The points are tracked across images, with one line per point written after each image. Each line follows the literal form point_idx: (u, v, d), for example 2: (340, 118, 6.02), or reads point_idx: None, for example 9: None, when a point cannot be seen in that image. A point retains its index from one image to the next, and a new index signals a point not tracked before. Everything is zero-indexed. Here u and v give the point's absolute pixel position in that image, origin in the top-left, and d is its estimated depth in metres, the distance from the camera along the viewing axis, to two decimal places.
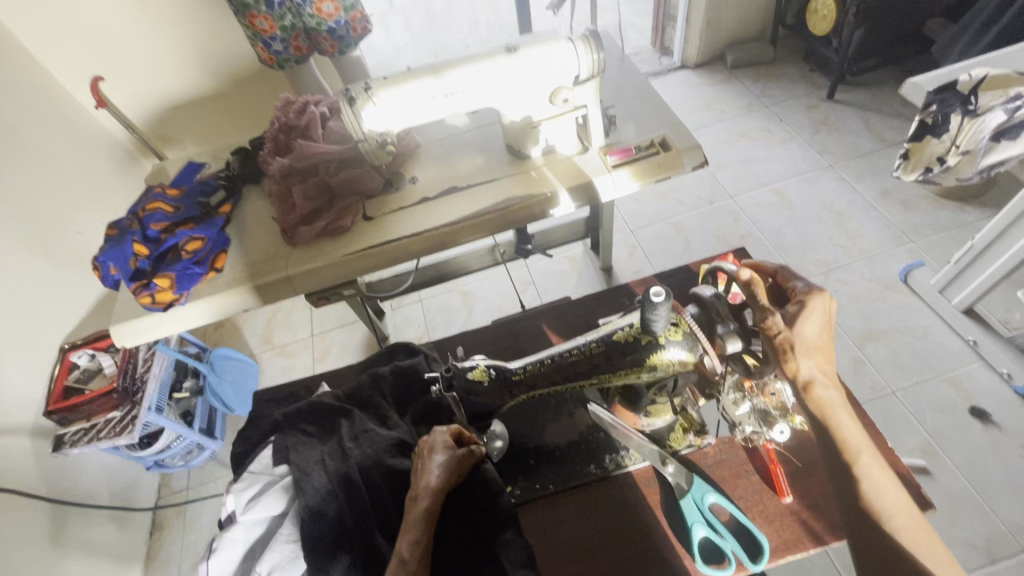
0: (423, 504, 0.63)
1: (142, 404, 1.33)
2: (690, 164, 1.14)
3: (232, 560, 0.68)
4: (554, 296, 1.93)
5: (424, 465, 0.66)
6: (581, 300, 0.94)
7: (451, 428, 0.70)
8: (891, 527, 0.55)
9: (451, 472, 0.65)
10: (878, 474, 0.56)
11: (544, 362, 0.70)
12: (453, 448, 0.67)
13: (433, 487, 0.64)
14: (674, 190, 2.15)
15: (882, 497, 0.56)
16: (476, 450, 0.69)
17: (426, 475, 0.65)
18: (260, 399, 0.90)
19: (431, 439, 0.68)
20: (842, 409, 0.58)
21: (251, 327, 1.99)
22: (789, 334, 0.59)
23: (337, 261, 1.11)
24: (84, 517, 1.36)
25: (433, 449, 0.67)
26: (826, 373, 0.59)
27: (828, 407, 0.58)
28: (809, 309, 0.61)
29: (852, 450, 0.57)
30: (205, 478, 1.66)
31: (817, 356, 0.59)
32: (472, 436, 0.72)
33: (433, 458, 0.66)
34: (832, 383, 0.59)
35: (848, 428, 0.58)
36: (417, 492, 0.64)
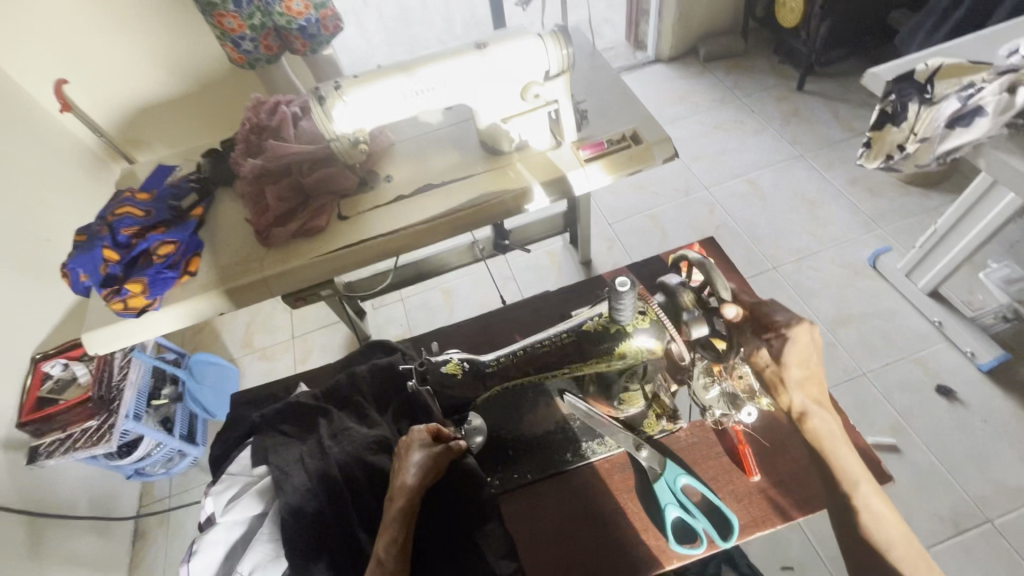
0: (401, 503, 0.63)
1: (120, 412, 1.33)
2: (661, 156, 1.16)
3: (212, 560, 0.69)
4: (535, 290, 1.95)
5: (402, 463, 0.65)
6: (556, 292, 0.95)
7: (431, 425, 0.68)
8: (891, 557, 0.60)
9: (431, 470, 0.65)
10: (876, 503, 0.62)
11: (516, 353, 0.71)
12: (434, 446, 0.66)
13: (409, 487, 0.63)
14: (650, 183, 2.18)
15: (882, 528, 0.61)
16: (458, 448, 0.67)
17: (403, 475, 0.64)
18: (238, 401, 0.90)
19: (410, 438, 0.66)
20: (838, 441, 0.64)
21: (230, 330, 1.97)
22: (778, 369, 0.62)
23: (315, 261, 1.11)
24: (63, 528, 1.34)
25: (411, 446, 0.65)
26: (821, 405, 0.64)
27: (824, 438, 0.64)
28: (791, 344, 0.61)
29: (850, 480, 0.63)
30: (189, 484, 1.64)
31: (813, 389, 0.63)
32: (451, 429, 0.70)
33: (413, 456, 0.64)
34: (829, 412, 0.64)
35: (844, 457, 0.64)
36: (394, 491, 0.64)
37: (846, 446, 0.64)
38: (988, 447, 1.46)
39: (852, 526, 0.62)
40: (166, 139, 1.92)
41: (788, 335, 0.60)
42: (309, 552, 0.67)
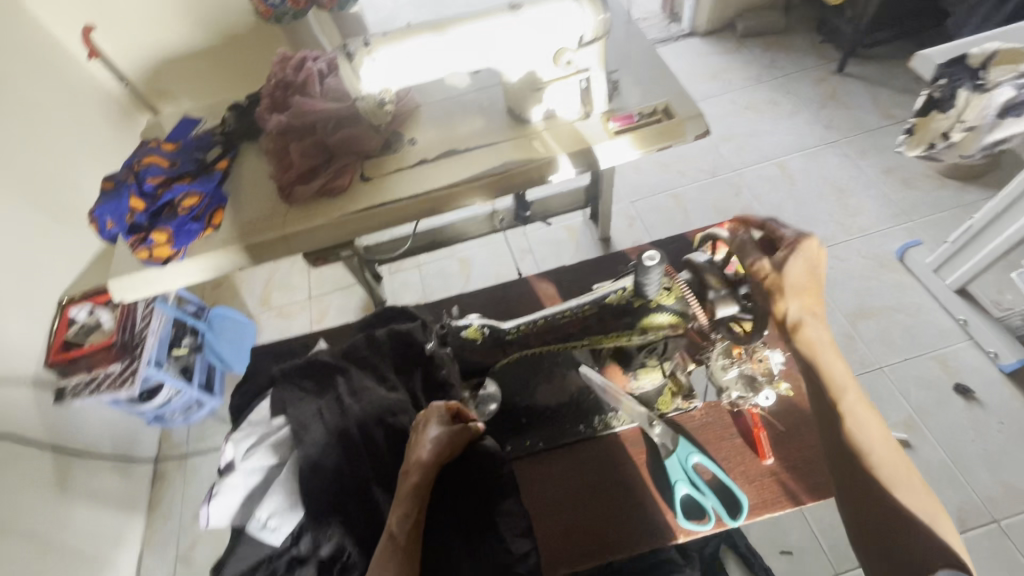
0: (414, 478, 0.65)
1: (142, 359, 1.37)
2: (692, 132, 1.12)
3: (231, 504, 0.71)
4: (552, 264, 1.94)
5: (419, 439, 0.67)
6: (576, 265, 0.94)
7: (449, 404, 0.71)
8: (872, 459, 0.63)
9: (446, 447, 0.66)
10: (860, 410, 0.65)
11: (537, 322, 0.73)
12: (450, 424, 0.68)
13: (424, 462, 0.65)
14: (676, 162, 2.13)
15: (866, 432, 0.63)
16: (475, 427, 0.69)
17: (419, 450, 0.66)
18: (259, 354, 0.92)
19: (427, 414, 0.69)
20: (830, 351, 0.67)
21: (248, 287, 1.99)
22: (779, 278, 0.65)
23: (335, 222, 1.10)
24: (86, 466, 1.40)
25: (428, 423, 0.68)
26: (817, 315, 0.67)
27: (817, 347, 0.66)
28: (798, 254, 0.65)
29: (837, 387, 0.66)
30: (206, 433, 1.68)
31: (808, 299, 0.66)
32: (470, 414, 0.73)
33: (428, 431, 0.67)
34: (821, 321, 0.67)
35: (834, 365, 0.66)
36: (409, 467, 0.66)
37: (836, 355, 0.67)
38: (1001, 449, 1.44)
39: (840, 436, 0.65)
40: (192, 92, 1.87)
41: (799, 246, 0.64)
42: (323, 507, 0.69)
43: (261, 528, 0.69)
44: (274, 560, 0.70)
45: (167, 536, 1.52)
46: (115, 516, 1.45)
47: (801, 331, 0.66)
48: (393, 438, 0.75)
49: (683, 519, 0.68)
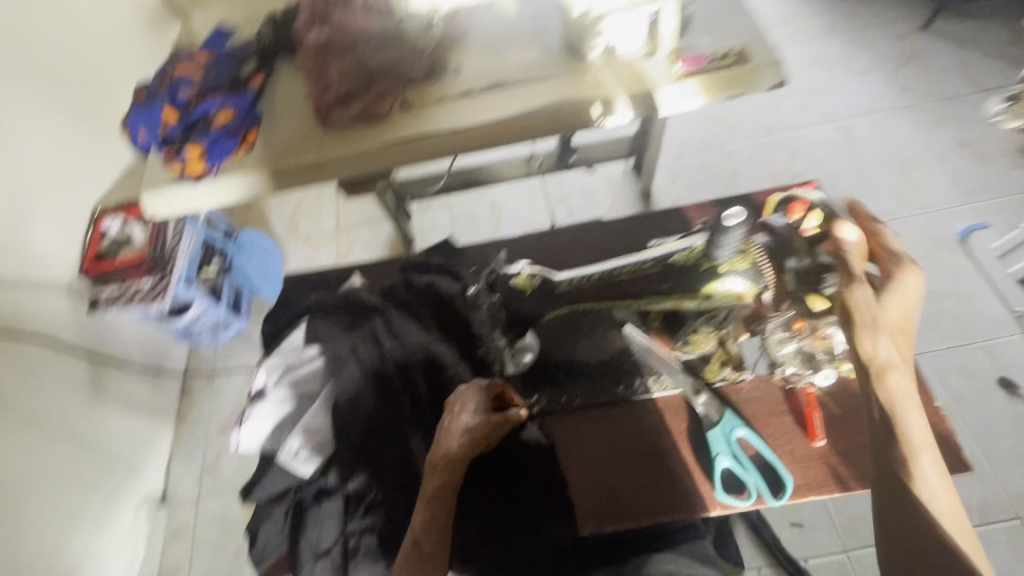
0: (443, 475, 0.63)
1: (173, 275, 1.39)
2: (769, 81, 1.01)
3: (261, 432, 0.71)
4: (586, 216, 1.86)
5: (449, 429, 0.65)
6: (630, 219, 0.88)
7: (493, 382, 0.69)
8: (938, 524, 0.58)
9: (478, 439, 0.64)
10: (930, 470, 0.59)
11: (592, 276, 0.68)
12: (485, 413, 0.66)
13: (450, 456, 0.63)
14: (730, 116, 1.98)
15: (935, 497, 0.58)
16: (519, 415, 0.67)
17: (448, 441, 0.64)
18: (291, 283, 0.89)
19: (462, 397, 0.67)
20: (909, 405, 0.61)
21: (277, 213, 1.97)
22: (876, 314, 0.61)
23: (372, 151, 1.03)
24: (119, 374, 1.43)
25: (463, 407, 0.66)
26: (902, 361, 0.62)
27: (897, 398, 0.61)
28: (893, 286, 0.64)
29: (912, 445, 0.60)
30: (232, 353, 1.71)
31: (902, 340, 0.63)
32: (514, 396, 0.71)
33: (462, 419, 0.65)
34: (905, 370, 0.62)
35: (911, 422, 0.60)
36: (437, 462, 0.64)
37: (916, 410, 0.61)
38: None
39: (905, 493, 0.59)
40: None
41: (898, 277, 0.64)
42: (356, 443, 0.69)
43: (292, 459, 0.69)
44: (301, 490, 0.71)
45: (194, 447, 1.58)
46: (146, 424, 1.50)
47: (882, 379, 0.61)
48: (430, 381, 0.74)
49: (723, 494, 0.66)
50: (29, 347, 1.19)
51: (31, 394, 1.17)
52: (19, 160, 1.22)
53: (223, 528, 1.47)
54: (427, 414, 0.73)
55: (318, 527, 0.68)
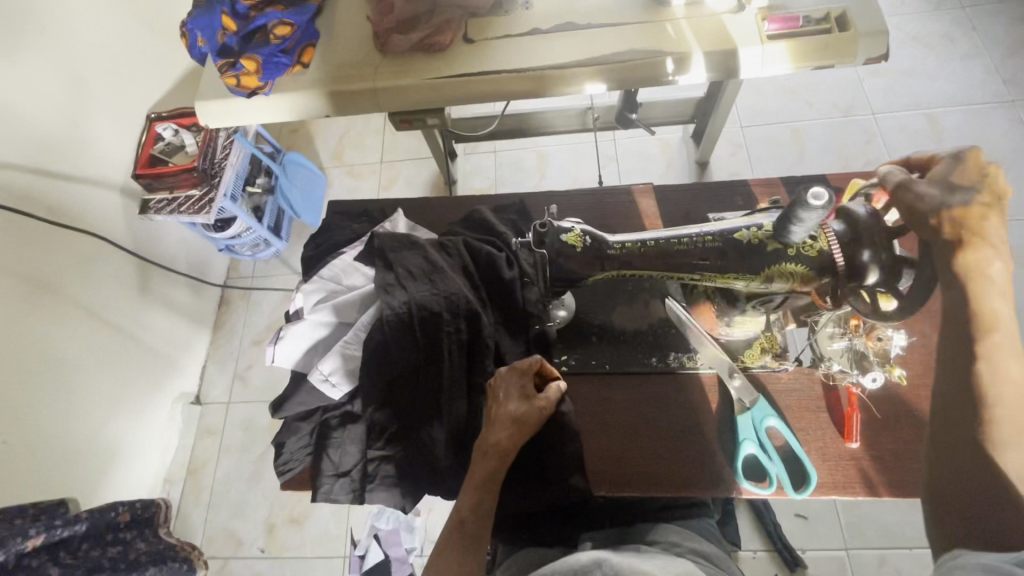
0: (492, 464, 0.64)
1: (219, 189, 1.38)
2: (864, 54, 0.93)
3: (296, 351, 0.73)
4: (635, 179, 1.78)
5: (496, 418, 0.65)
6: (690, 187, 0.83)
7: (530, 362, 0.67)
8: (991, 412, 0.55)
9: (526, 427, 0.65)
10: (1001, 360, 0.56)
11: (647, 243, 0.61)
12: (531, 399, 0.65)
13: (499, 449, 0.64)
14: (808, 89, 1.83)
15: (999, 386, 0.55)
16: (559, 393, 0.67)
17: (496, 433, 0.64)
18: (335, 211, 0.89)
19: (501, 384, 0.66)
20: (997, 286, 0.57)
21: (323, 138, 1.96)
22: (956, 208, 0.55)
23: (427, 83, 0.99)
24: (165, 276, 1.49)
25: (507, 396, 0.65)
26: (995, 240, 0.56)
27: (979, 268, 0.56)
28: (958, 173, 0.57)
29: (986, 324, 0.57)
30: (270, 272, 1.75)
31: (983, 221, 0.56)
32: (553, 374, 0.70)
33: (508, 408, 0.65)
34: (997, 252, 0.56)
35: (994, 302, 0.57)
36: (485, 450, 0.64)
37: (1003, 291, 0.56)
38: None
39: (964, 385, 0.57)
40: None
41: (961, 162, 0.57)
42: (382, 385, 0.69)
43: (321, 381, 0.70)
44: (328, 411, 0.73)
45: (228, 355, 1.66)
46: (185, 327, 1.57)
47: (970, 249, 0.56)
48: (472, 336, 0.71)
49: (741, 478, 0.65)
50: (84, 239, 1.24)
51: (83, 284, 1.23)
52: (78, 52, 1.23)
53: (248, 433, 1.56)
54: (459, 373, 0.70)
55: (340, 449, 0.71)
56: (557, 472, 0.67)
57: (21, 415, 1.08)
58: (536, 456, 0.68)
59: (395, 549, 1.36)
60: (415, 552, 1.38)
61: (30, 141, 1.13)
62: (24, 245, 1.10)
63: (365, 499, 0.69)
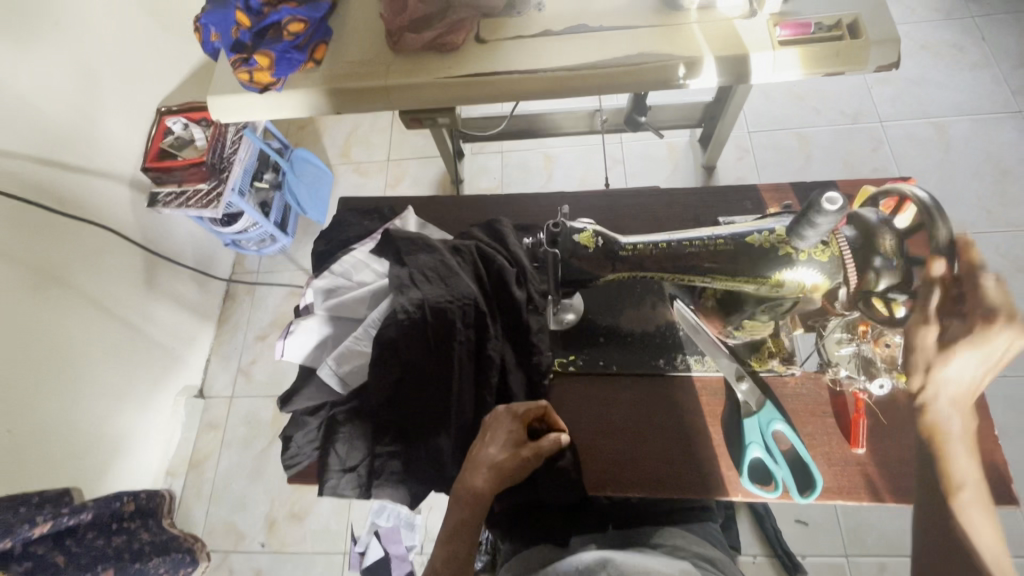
0: (466, 511, 0.63)
1: (228, 184, 1.39)
2: (876, 62, 0.94)
3: (306, 345, 0.74)
4: (641, 182, 1.78)
5: (475, 461, 0.64)
6: (699, 191, 0.83)
7: (530, 409, 0.66)
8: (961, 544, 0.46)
9: (506, 474, 0.64)
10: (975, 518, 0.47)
11: (658, 245, 0.62)
12: (516, 445, 0.64)
13: (474, 494, 0.63)
14: (816, 95, 1.84)
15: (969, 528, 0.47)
16: (559, 442, 0.65)
17: (473, 478, 0.64)
18: (346, 207, 0.90)
19: (490, 428, 0.66)
20: (958, 445, 0.52)
21: (331, 135, 1.96)
22: None
23: (438, 83, 1.00)
24: (172, 270, 1.50)
25: (492, 439, 0.65)
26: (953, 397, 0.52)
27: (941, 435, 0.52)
28: None
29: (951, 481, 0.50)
30: (275, 267, 1.76)
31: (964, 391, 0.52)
32: (558, 422, 0.68)
33: (489, 452, 0.64)
34: (959, 410, 0.53)
35: (959, 461, 0.51)
36: (461, 494, 0.64)
37: (970, 454, 0.51)
38: None
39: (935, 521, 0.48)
40: None
41: None
42: (388, 384, 0.69)
43: (331, 377, 0.71)
44: (335, 406, 0.72)
45: (232, 349, 1.66)
46: (191, 321, 1.58)
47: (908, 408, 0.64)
48: (481, 336, 0.72)
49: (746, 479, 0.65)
50: (94, 232, 1.25)
51: (90, 276, 1.24)
52: (91, 44, 1.24)
53: (251, 428, 1.56)
54: (466, 374, 0.71)
55: (347, 443, 0.70)
56: (544, 476, 0.68)
57: (28, 404, 1.09)
58: (530, 483, 0.69)
59: (394, 548, 1.34)
60: (415, 550, 1.38)
61: (42, 132, 1.14)
62: (34, 235, 1.11)
63: (370, 495, 0.69)
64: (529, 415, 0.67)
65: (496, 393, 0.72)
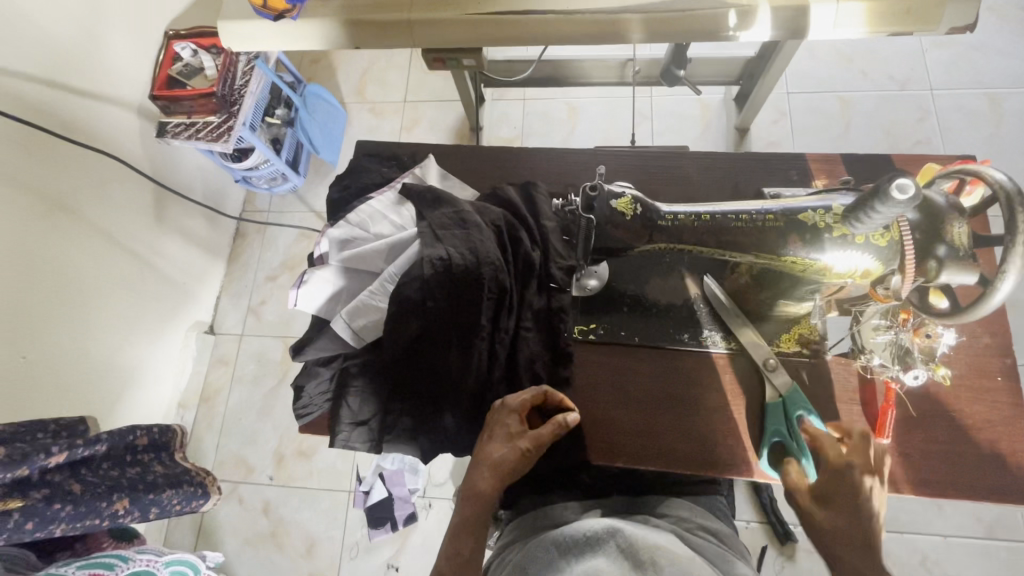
0: (470, 508, 0.64)
1: (239, 118, 1.33)
2: (949, 23, 0.85)
3: (319, 297, 0.71)
4: (669, 140, 1.70)
5: (479, 461, 0.65)
6: (740, 156, 0.78)
7: (524, 397, 0.64)
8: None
9: (507, 469, 0.64)
10: None
11: (701, 217, 0.58)
12: (512, 439, 0.64)
13: (478, 493, 0.64)
14: (865, 58, 1.71)
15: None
16: (563, 425, 0.62)
17: (477, 479, 0.64)
18: (363, 152, 0.85)
19: (491, 425, 0.65)
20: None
21: (345, 71, 1.87)
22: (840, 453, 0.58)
23: (464, 20, 0.92)
24: (182, 204, 1.47)
25: (492, 435, 0.65)
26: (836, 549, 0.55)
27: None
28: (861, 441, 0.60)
29: None
30: (286, 208, 1.72)
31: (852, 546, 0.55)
32: (562, 398, 0.66)
33: (488, 450, 0.64)
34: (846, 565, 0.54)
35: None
36: (466, 493, 0.65)
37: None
38: None
39: None
40: None
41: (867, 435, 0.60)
42: (403, 343, 0.68)
43: (345, 330, 0.68)
44: (347, 358, 0.71)
45: (242, 288, 1.66)
46: (200, 257, 1.56)
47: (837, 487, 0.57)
48: (501, 301, 0.69)
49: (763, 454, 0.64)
50: (100, 160, 1.21)
51: (99, 206, 1.21)
52: None
53: (260, 366, 1.58)
54: (483, 339, 0.68)
55: (359, 396, 0.69)
56: (558, 445, 0.68)
57: (39, 331, 1.08)
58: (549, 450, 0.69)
59: (398, 489, 1.41)
60: (417, 494, 1.42)
61: (45, 51, 1.08)
62: (37, 159, 1.07)
63: (382, 449, 0.69)
64: (530, 403, 0.65)
65: (508, 370, 0.71)
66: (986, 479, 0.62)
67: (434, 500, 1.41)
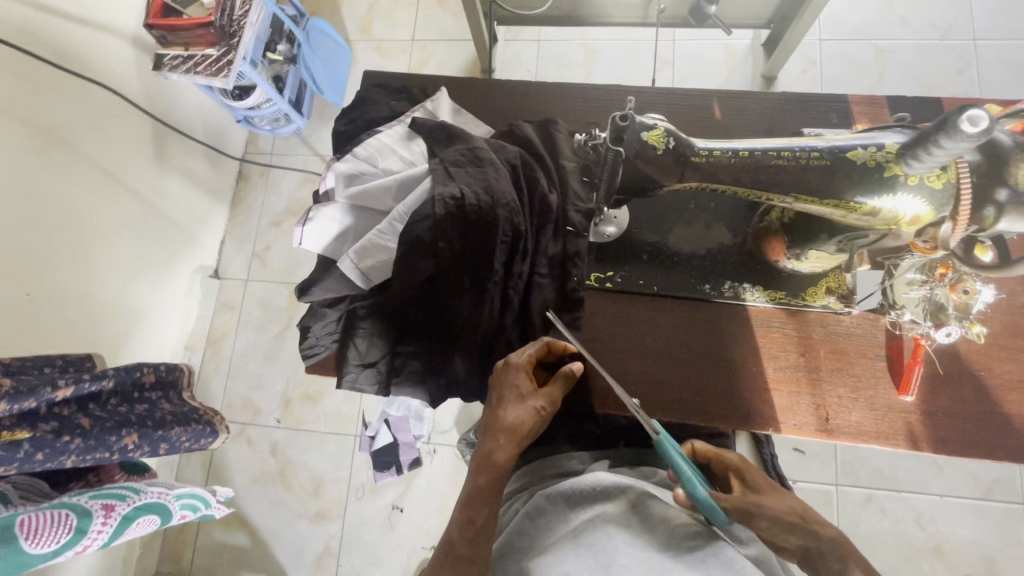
0: (484, 479, 0.61)
1: (238, 52, 1.24)
2: None
3: (324, 234, 0.68)
4: (692, 86, 1.61)
5: (494, 429, 0.62)
6: (775, 96, 0.72)
7: (532, 351, 0.62)
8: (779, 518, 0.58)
9: (524, 433, 0.61)
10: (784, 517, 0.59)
11: (737, 155, 0.54)
12: (524, 400, 0.62)
13: (494, 462, 0.61)
14: (905, 2, 1.59)
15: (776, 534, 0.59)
16: (570, 374, 0.63)
17: (491, 448, 0.61)
18: (371, 85, 0.80)
19: (501, 390, 0.62)
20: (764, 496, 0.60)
21: (350, 4, 1.76)
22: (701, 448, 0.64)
23: None
24: (183, 143, 1.42)
25: (503, 400, 0.62)
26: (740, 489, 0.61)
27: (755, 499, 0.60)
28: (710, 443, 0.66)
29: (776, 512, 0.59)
30: (290, 150, 1.66)
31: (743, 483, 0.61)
32: (565, 346, 0.64)
33: (502, 415, 0.61)
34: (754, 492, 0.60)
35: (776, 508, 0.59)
36: (480, 465, 0.61)
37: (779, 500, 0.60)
38: None
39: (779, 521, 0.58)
40: None
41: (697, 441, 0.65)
42: (414, 286, 0.66)
43: (352, 270, 0.66)
44: (356, 300, 0.69)
45: (245, 233, 1.63)
46: (203, 199, 1.52)
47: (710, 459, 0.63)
48: (515, 245, 0.66)
49: (694, 490, 0.53)
50: (97, 93, 1.16)
51: (98, 142, 1.17)
52: None
53: (266, 312, 1.57)
54: (496, 283, 0.66)
55: (368, 338, 0.67)
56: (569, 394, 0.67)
57: (45, 267, 1.07)
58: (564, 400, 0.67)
59: (403, 435, 1.43)
60: (422, 439, 1.44)
61: None
62: (33, 89, 1.02)
63: (390, 391, 0.68)
64: (534, 359, 0.63)
65: (520, 316, 0.69)
66: (1005, 441, 0.61)
67: (439, 446, 1.43)
